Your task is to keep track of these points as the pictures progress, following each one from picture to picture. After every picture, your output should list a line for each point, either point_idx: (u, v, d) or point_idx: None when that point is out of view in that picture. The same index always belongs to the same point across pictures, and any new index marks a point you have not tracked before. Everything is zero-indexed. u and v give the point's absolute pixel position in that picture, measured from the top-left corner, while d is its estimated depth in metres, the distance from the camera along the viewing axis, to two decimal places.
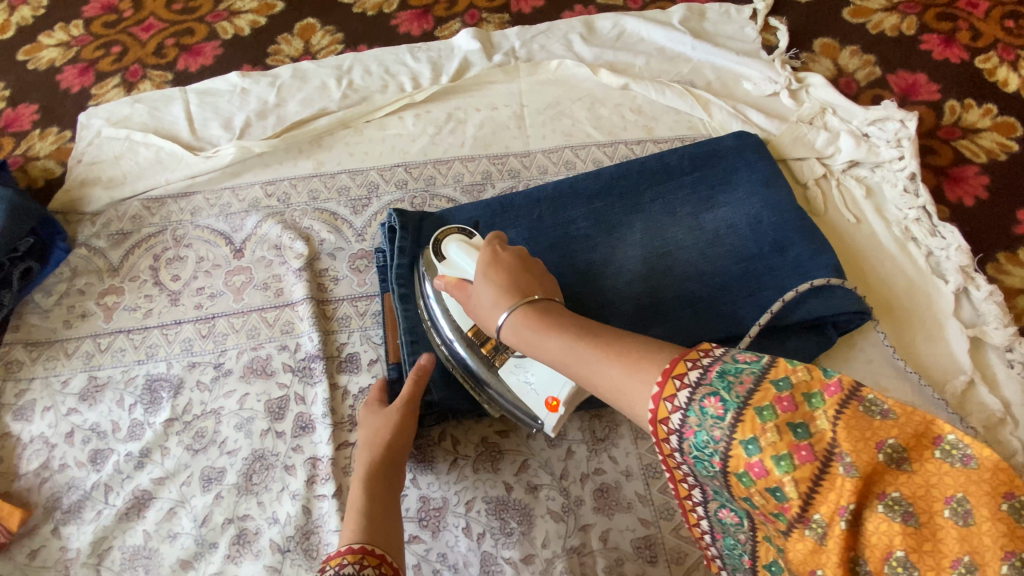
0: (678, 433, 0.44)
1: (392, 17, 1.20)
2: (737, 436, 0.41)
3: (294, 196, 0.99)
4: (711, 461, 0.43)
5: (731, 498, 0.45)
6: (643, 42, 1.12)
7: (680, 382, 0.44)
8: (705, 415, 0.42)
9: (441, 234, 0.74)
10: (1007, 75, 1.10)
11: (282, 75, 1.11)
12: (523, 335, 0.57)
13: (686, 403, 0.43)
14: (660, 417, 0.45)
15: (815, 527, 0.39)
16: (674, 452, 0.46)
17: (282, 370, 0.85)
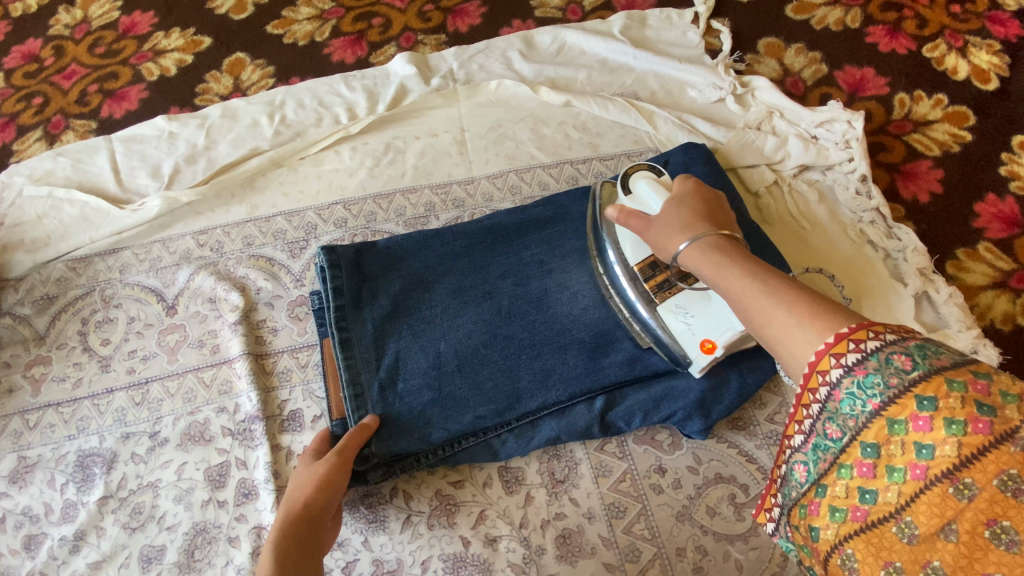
0: (843, 369, 0.40)
1: (324, 45, 1.15)
2: (915, 389, 0.37)
3: (228, 244, 0.94)
4: (864, 403, 0.39)
5: (852, 440, 0.40)
6: (584, 55, 1.09)
7: (856, 344, 0.40)
8: (887, 361, 0.38)
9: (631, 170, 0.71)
10: (956, 62, 1.08)
11: (211, 115, 1.06)
12: (708, 264, 0.54)
13: (872, 349, 0.39)
14: (833, 352, 0.40)
15: (962, 489, 0.35)
16: (819, 387, 0.42)
17: (221, 435, 0.81)
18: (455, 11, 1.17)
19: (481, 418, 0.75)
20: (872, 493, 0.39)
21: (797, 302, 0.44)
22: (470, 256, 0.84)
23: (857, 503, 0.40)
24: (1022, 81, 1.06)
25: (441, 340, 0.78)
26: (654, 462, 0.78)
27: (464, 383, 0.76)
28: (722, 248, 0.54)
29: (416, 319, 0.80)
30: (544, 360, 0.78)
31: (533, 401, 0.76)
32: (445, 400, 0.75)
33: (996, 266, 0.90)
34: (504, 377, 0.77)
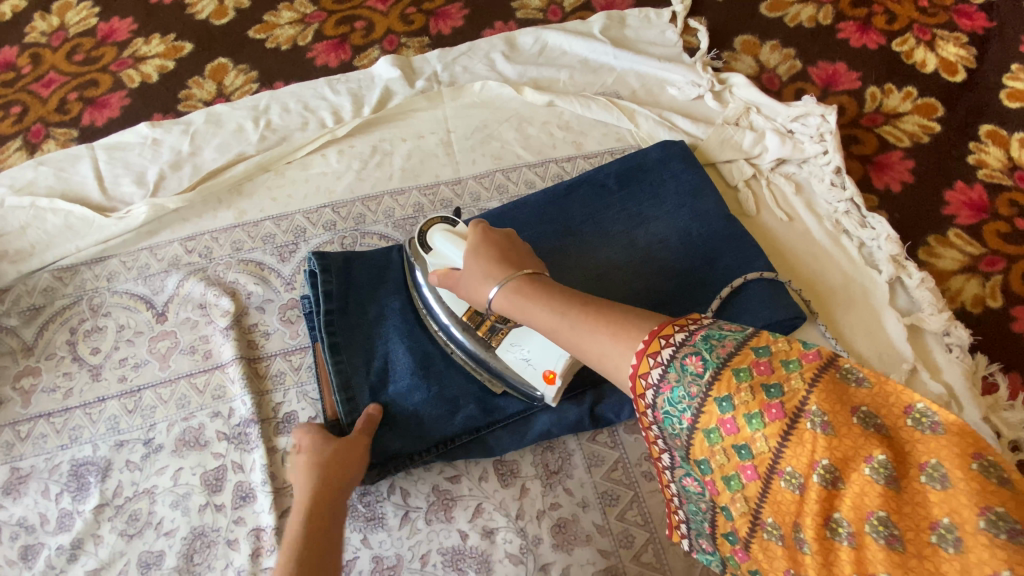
0: (655, 386, 0.48)
1: (307, 49, 1.16)
2: (713, 394, 0.45)
3: (217, 249, 0.94)
4: (683, 418, 0.47)
5: (695, 458, 0.47)
6: (566, 55, 1.11)
7: (665, 341, 0.48)
8: (685, 372, 0.46)
9: (428, 225, 0.73)
10: (924, 56, 1.12)
11: (195, 121, 1.06)
12: (513, 305, 0.58)
13: (669, 363, 0.47)
14: (640, 373, 0.48)
15: (791, 479, 0.42)
16: (648, 408, 0.49)
17: (217, 439, 0.81)
18: (437, 13, 1.18)
19: (471, 417, 0.76)
20: (728, 502, 0.47)
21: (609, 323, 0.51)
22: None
23: (729, 515, 0.47)
24: (986, 74, 1.10)
25: (427, 341, 0.80)
26: (645, 451, 0.80)
27: (452, 383, 0.78)
28: (525, 283, 0.58)
29: (402, 321, 0.80)
30: None
31: (520, 400, 0.78)
32: (435, 400, 0.76)
33: (965, 251, 0.94)
34: (492, 377, 0.79)
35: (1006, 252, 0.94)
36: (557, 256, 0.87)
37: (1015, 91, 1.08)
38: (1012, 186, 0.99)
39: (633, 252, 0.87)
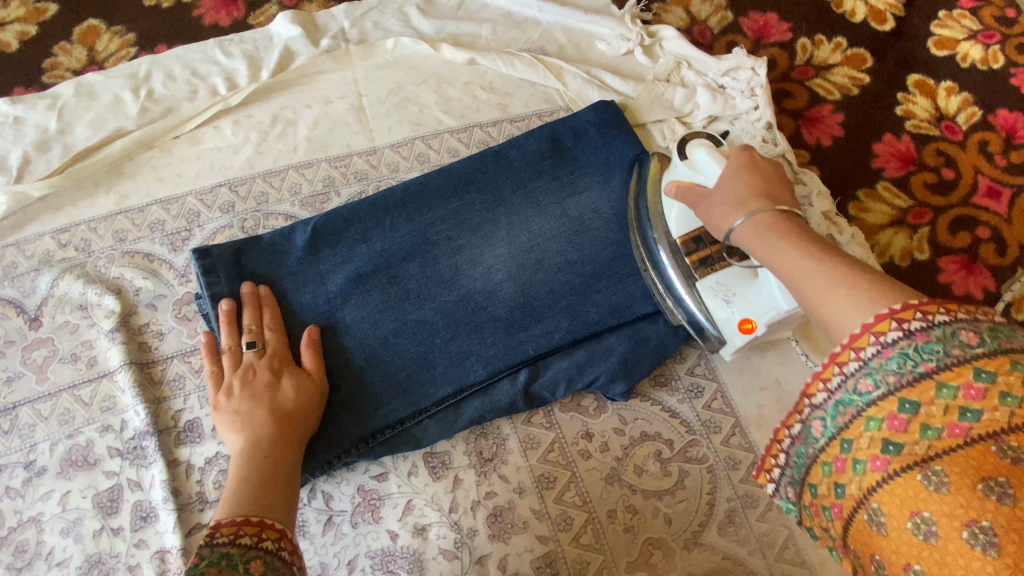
0: (905, 332, 0.39)
1: (193, 6, 1.02)
2: (976, 362, 0.36)
3: (96, 241, 0.83)
4: (918, 364, 0.37)
5: (891, 395, 0.38)
6: (486, 8, 1.02)
7: (922, 314, 0.39)
8: (955, 334, 0.37)
9: (689, 135, 0.71)
10: (853, 4, 1.09)
11: (63, 94, 0.91)
12: (758, 239, 0.53)
13: (940, 321, 0.38)
14: (896, 316, 0.39)
15: (991, 486, 0.33)
16: (869, 344, 0.40)
17: (109, 455, 0.72)
18: None
19: (395, 411, 0.72)
20: (897, 445, 0.37)
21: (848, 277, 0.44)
22: (369, 240, 0.78)
23: (879, 454, 0.37)
24: (912, 22, 1.09)
25: (344, 335, 0.74)
26: (581, 428, 0.77)
27: (373, 377, 0.73)
28: (779, 223, 0.53)
29: (315, 315, 0.74)
30: (459, 343, 0.75)
31: (449, 387, 0.73)
32: (355, 396, 0.72)
33: (894, 204, 0.94)
34: (419, 366, 0.74)
35: (932, 203, 0.94)
36: (491, 232, 0.80)
37: (940, 40, 1.08)
38: (938, 136, 0.99)
39: (564, 221, 0.82)
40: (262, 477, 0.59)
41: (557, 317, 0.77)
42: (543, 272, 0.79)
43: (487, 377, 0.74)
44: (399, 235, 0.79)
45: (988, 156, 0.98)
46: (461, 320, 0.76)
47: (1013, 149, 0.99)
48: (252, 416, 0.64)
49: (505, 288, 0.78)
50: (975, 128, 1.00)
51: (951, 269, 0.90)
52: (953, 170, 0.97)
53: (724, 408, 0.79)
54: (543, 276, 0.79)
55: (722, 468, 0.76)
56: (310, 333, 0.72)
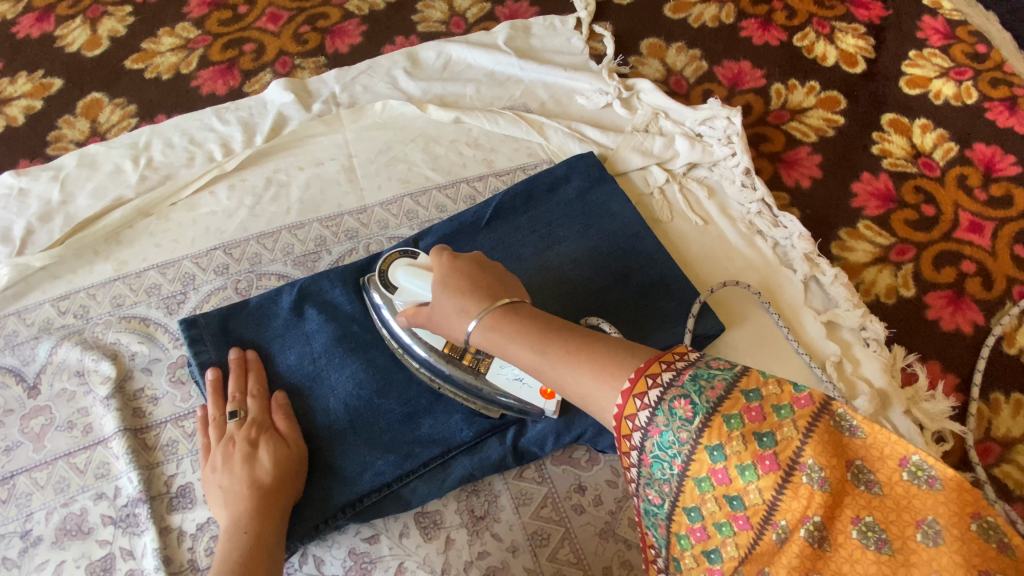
0: (643, 429, 0.45)
1: (192, 77, 1.07)
2: (704, 441, 0.42)
3: (94, 307, 0.85)
4: (671, 465, 0.44)
5: (677, 506, 0.45)
6: (470, 68, 1.07)
7: (652, 380, 0.45)
8: (674, 416, 0.43)
9: (387, 263, 0.71)
10: (824, 49, 1.13)
11: (66, 165, 0.95)
12: (491, 341, 0.55)
13: (657, 402, 0.45)
14: (627, 414, 0.46)
15: (780, 533, 0.40)
16: (632, 450, 0.47)
17: (103, 523, 0.73)
18: (333, 31, 1.12)
19: (381, 473, 0.71)
20: (715, 552, 0.43)
21: (586, 362, 0.49)
22: (357, 299, 0.80)
23: (710, 567, 0.44)
24: (883, 63, 1.13)
25: (330, 397, 0.74)
26: (574, 481, 0.77)
27: (358, 438, 0.73)
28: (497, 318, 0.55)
29: (302, 376, 0.75)
30: (447, 399, 0.76)
31: (435, 446, 0.73)
32: (340, 458, 0.72)
33: (876, 242, 0.95)
34: (404, 425, 0.74)
35: (914, 239, 0.95)
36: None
37: (911, 79, 1.11)
38: (916, 172, 1.01)
39: (546, 271, 0.84)
40: (242, 557, 0.60)
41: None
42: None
43: (474, 435, 0.74)
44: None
45: (967, 190, 1.00)
46: (446, 376, 0.77)
47: (991, 182, 1.01)
48: (236, 489, 0.66)
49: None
50: (952, 163, 1.02)
51: (939, 304, 0.90)
52: (933, 206, 0.98)
53: None
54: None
55: None
56: (277, 398, 0.73)
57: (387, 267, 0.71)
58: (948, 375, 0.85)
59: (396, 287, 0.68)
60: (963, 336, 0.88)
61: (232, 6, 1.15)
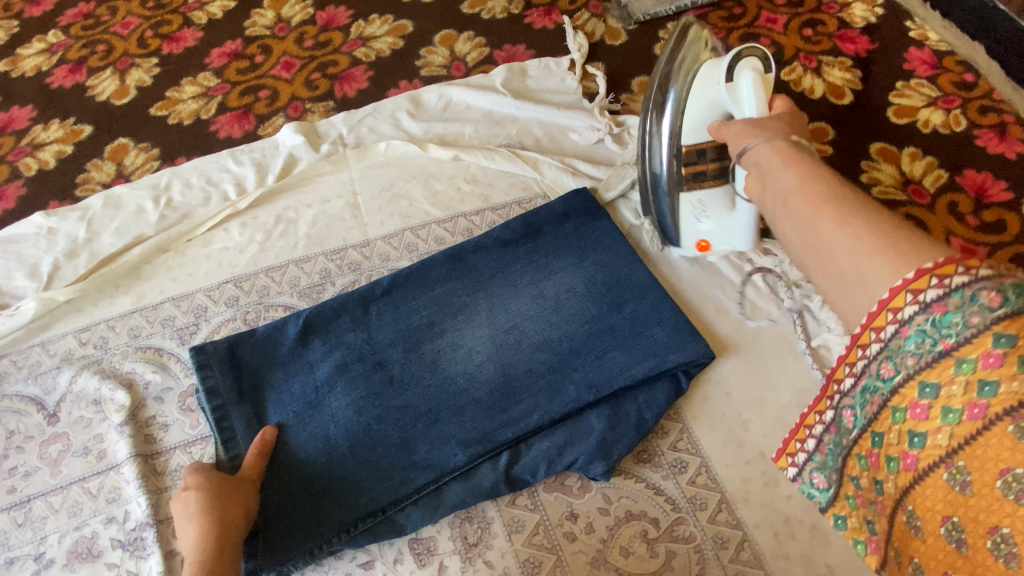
0: (883, 338, 0.43)
1: (211, 122, 1.15)
2: (996, 327, 0.36)
3: (113, 338, 0.90)
4: (936, 343, 0.39)
5: (882, 409, 0.44)
6: (470, 109, 1.13)
7: (913, 295, 0.40)
8: (917, 335, 0.40)
9: (745, 53, 0.70)
10: (812, 82, 1.17)
11: (93, 206, 1.02)
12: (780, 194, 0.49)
13: (957, 286, 0.38)
14: (893, 304, 0.41)
15: (955, 475, 0.38)
16: (865, 352, 0.45)
17: (111, 547, 0.76)
18: (342, 77, 1.20)
19: (377, 499, 0.74)
20: (894, 461, 0.43)
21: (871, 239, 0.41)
22: (357, 329, 0.84)
23: (885, 467, 0.44)
24: (871, 93, 1.16)
25: (330, 424, 0.77)
26: (566, 509, 0.78)
27: (356, 464, 0.75)
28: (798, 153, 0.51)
29: (303, 403, 0.79)
30: (441, 427, 0.78)
31: (431, 472, 0.76)
32: (339, 482, 0.74)
33: None
34: (401, 452, 0.76)
35: None
36: (471, 314, 0.86)
37: (900, 108, 1.14)
38: (906, 200, 1.03)
39: (540, 300, 0.87)
40: None
41: (535, 397, 0.80)
42: (521, 352, 0.83)
43: (469, 461, 0.76)
44: (385, 324, 0.84)
45: (959, 217, 1.01)
46: (440, 405, 0.80)
47: (984, 208, 1.02)
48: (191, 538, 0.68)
49: (486, 370, 0.82)
50: (943, 190, 1.04)
51: None
52: (924, 232, 1.00)
53: (709, 483, 0.79)
54: (522, 353, 0.83)
55: (710, 547, 0.75)
56: (264, 435, 0.75)
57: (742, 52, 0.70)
58: None
59: (731, 79, 0.70)
60: None
61: (250, 56, 1.23)
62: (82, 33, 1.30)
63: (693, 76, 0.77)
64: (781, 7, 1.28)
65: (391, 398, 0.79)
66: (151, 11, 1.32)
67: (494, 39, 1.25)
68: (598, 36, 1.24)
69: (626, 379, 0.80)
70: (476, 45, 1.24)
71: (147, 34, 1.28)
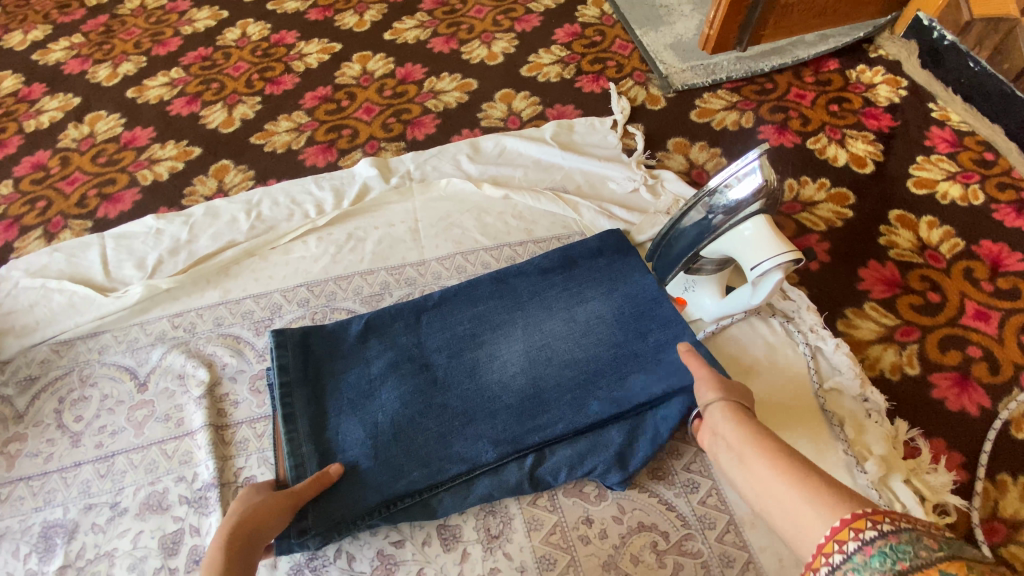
0: (849, 549, 0.48)
1: (300, 152, 1.34)
2: (940, 564, 0.43)
3: (200, 324, 1.04)
4: (895, 563, 0.45)
5: None
6: (521, 156, 1.28)
7: (874, 522, 0.48)
8: (881, 554, 0.46)
9: (785, 245, 0.77)
10: (835, 151, 1.28)
11: (195, 214, 1.20)
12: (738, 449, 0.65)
13: (906, 527, 0.47)
14: (870, 518, 0.49)
15: None
16: (833, 553, 0.49)
17: (178, 503, 0.87)
18: (414, 123, 1.39)
19: (415, 482, 0.81)
20: None
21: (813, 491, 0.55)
22: (408, 335, 0.95)
23: None
24: (892, 165, 1.25)
25: (379, 412, 0.87)
26: (582, 514, 0.84)
27: (397, 449, 0.84)
28: (741, 414, 0.69)
29: (357, 391, 0.89)
30: (475, 426, 0.86)
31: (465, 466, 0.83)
32: (382, 465, 0.82)
33: (881, 322, 1.03)
34: (438, 444, 0.85)
35: (919, 323, 1.03)
36: (509, 331, 0.96)
37: (919, 180, 1.23)
38: (922, 263, 1.10)
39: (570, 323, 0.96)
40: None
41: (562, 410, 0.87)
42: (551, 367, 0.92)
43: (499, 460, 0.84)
44: (433, 332, 0.96)
45: (974, 282, 1.07)
46: (476, 407, 0.88)
47: (998, 276, 1.07)
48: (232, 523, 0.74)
49: (518, 380, 0.90)
50: (958, 257, 1.11)
51: (943, 384, 0.96)
52: (938, 293, 1.06)
53: (718, 504, 0.84)
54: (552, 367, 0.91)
55: (716, 565, 0.80)
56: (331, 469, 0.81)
57: (776, 236, 0.78)
58: (951, 451, 0.90)
59: (757, 266, 0.79)
60: (965, 418, 0.93)
61: (337, 100, 1.44)
62: (200, 72, 1.55)
63: (755, 204, 0.79)
64: (810, 85, 1.42)
65: (432, 396, 0.89)
66: (259, 58, 1.57)
67: (548, 98, 1.42)
68: (640, 101, 1.39)
69: (650, 397, 0.86)
70: (531, 103, 1.42)
71: (254, 76, 1.52)
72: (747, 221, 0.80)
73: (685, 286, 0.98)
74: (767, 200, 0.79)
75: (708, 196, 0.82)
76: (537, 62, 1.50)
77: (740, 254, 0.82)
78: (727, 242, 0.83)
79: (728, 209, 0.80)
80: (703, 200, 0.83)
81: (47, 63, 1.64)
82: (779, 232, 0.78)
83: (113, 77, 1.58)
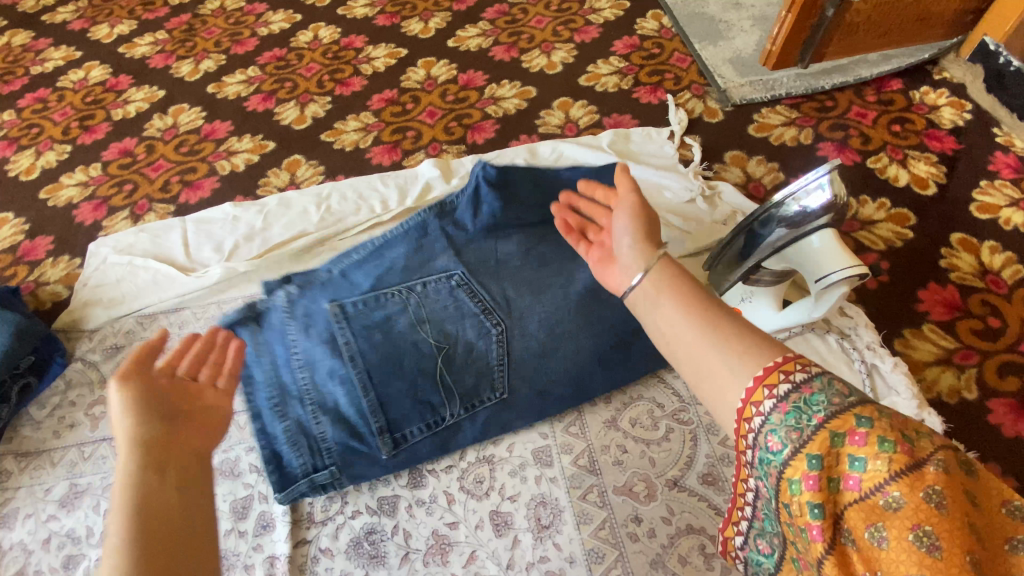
0: (774, 399, 0.51)
1: (366, 151, 1.41)
2: (855, 410, 0.47)
3: None
4: (810, 416, 0.48)
5: (797, 455, 0.48)
6: (578, 163, 1.31)
7: (784, 375, 0.51)
8: (808, 405, 0.49)
9: (851, 259, 0.79)
10: (896, 171, 1.27)
11: (268, 204, 1.27)
12: (655, 306, 0.61)
13: (815, 372, 0.50)
14: (782, 369, 0.51)
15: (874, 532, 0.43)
16: (759, 409, 0.52)
17: (249, 471, 0.93)
18: (474, 127, 1.44)
19: None
20: (817, 510, 0.46)
21: (736, 343, 0.55)
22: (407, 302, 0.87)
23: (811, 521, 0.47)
24: (955, 188, 1.24)
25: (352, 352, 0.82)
26: (631, 512, 0.86)
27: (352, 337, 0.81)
28: (677, 275, 0.62)
29: None
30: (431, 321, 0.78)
31: (439, 299, 0.87)
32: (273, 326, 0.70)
33: (940, 344, 1.02)
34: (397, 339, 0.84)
35: (979, 347, 1.01)
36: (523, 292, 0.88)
37: (983, 205, 1.20)
38: (984, 288, 1.08)
39: (546, 403, 0.89)
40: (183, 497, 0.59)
41: (548, 298, 0.87)
42: (553, 361, 0.86)
43: (499, 293, 0.88)
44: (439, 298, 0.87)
45: None
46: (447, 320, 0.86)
47: None
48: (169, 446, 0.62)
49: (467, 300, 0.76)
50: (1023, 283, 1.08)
51: (1002, 411, 0.94)
52: (1001, 319, 1.04)
53: None
54: (561, 353, 0.86)
55: None
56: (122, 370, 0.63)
57: (842, 249, 0.80)
58: (1009, 478, 0.89)
59: (822, 279, 0.81)
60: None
61: (402, 103, 1.51)
62: (274, 71, 1.65)
63: (824, 217, 0.80)
64: (871, 105, 1.41)
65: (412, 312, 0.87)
66: (330, 61, 1.65)
67: (606, 108, 1.45)
68: (697, 113, 1.41)
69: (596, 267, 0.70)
70: (589, 112, 1.45)
71: (324, 77, 1.60)
72: (814, 234, 0.81)
73: (742, 296, 0.96)
74: (836, 214, 0.80)
75: (774, 208, 0.83)
76: (595, 72, 1.54)
77: (806, 268, 0.83)
78: (793, 254, 0.84)
79: (794, 221, 0.82)
80: (768, 212, 0.84)
81: (134, 58, 1.77)
82: (846, 246, 0.80)
83: (194, 72, 1.69)
